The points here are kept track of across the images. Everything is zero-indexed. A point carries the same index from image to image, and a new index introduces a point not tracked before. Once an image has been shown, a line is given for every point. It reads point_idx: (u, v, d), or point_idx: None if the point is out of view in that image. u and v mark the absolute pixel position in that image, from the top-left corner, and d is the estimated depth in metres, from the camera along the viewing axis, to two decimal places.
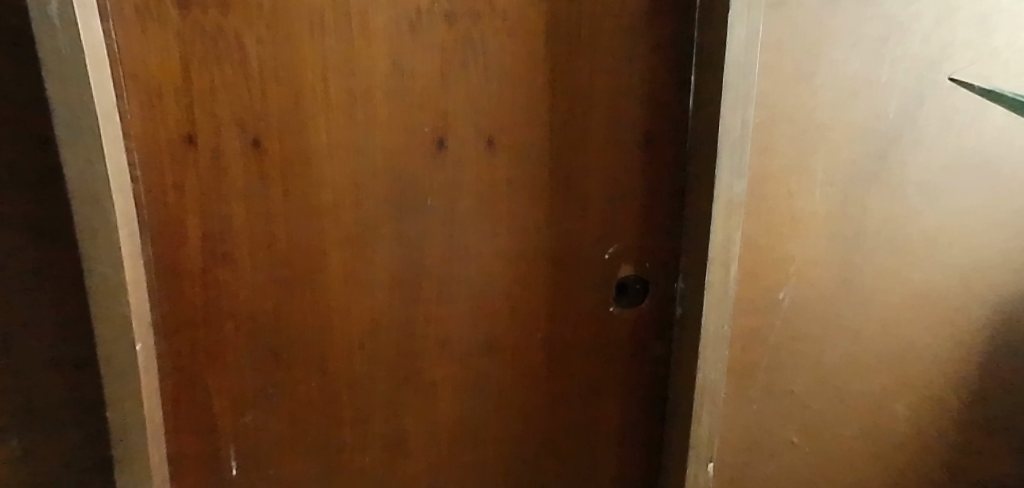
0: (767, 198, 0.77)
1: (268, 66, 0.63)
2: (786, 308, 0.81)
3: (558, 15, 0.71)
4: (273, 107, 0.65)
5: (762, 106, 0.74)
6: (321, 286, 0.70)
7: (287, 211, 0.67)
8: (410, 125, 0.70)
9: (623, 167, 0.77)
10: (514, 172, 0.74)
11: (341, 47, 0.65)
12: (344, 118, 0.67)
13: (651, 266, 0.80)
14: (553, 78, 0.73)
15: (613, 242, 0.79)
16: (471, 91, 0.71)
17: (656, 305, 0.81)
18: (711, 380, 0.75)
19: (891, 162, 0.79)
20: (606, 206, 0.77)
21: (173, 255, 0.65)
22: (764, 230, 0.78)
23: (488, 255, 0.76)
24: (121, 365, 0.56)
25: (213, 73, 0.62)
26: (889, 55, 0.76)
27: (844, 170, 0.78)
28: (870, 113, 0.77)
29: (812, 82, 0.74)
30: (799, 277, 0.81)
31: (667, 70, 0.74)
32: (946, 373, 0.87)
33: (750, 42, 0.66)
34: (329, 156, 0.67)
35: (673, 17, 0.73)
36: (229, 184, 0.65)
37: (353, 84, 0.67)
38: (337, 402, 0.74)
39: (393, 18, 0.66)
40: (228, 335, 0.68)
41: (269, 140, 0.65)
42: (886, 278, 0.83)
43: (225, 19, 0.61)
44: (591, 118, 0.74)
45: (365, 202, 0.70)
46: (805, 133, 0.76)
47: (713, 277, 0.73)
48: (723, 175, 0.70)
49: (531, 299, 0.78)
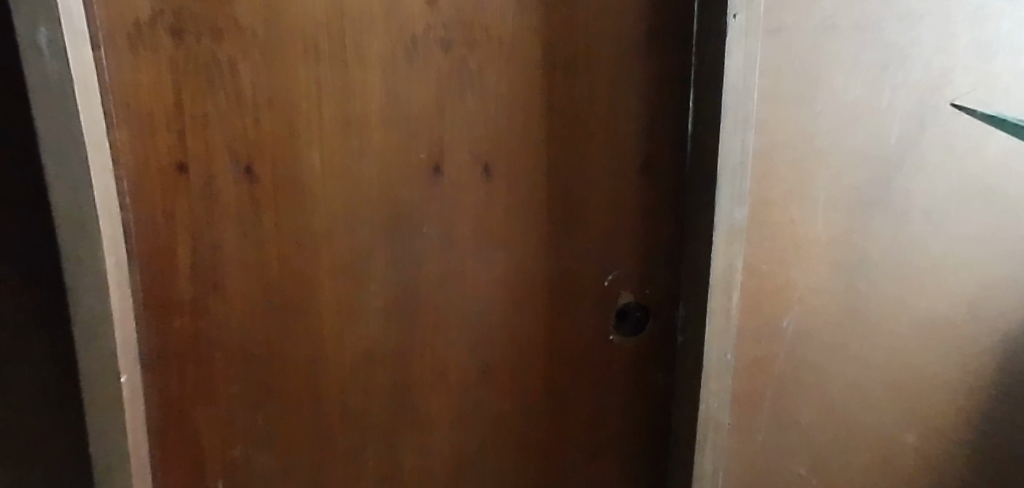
0: (770, 226, 0.75)
1: (262, 93, 0.63)
2: (790, 337, 0.79)
3: (553, 42, 0.71)
4: (267, 134, 0.64)
5: (762, 132, 0.72)
6: (315, 316, 0.69)
7: (280, 239, 0.66)
8: (404, 151, 0.69)
9: (622, 194, 0.76)
10: (510, 199, 0.73)
11: (335, 74, 0.65)
12: (339, 146, 0.66)
13: (651, 293, 0.78)
14: (550, 105, 0.72)
15: (612, 269, 0.77)
16: (467, 117, 0.70)
17: (656, 333, 0.79)
18: (715, 410, 0.74)
19: (895, 188, 0.77)
20: (604, 233, 0.76)
21: (163, 283, 0.64)
22: (768, 258, 0.76)
23: (485, 284, 0.75)
24: (107, 398, 0.55)
25: (206, 102, 0.62)
26: (889, 81, 0.75)
27: (847, 196, 0.77)
28: (873, 139, 0.76)
29: (813, 108, 0.73)
30: (803, 305, 0.79)
31: (666, 96, 0.74)
32: (957, 402, 0.85)
33: (748, 68, 0.66)
34: (323, 184, 0.67)
35: (670, 44, 0.72)
36: (221, 213, 0.64)
37: (348, 111, 0.66)
38: (330, 433, 0.72)
39: (389, 46, 0.66)
40: (219, 366, 0.67)
41: (262, 169, 0.64)
42: (892, 306, 0.81)
43: (220, 48, 0.61)
44: (589, 143, 0.74)
45: (358, 229, 0.69)
46: (807, 159, 0.74)
47: (714, 304, 0.71)
48: (723, 201, 0.68)
49: (528, 327, 0.77)
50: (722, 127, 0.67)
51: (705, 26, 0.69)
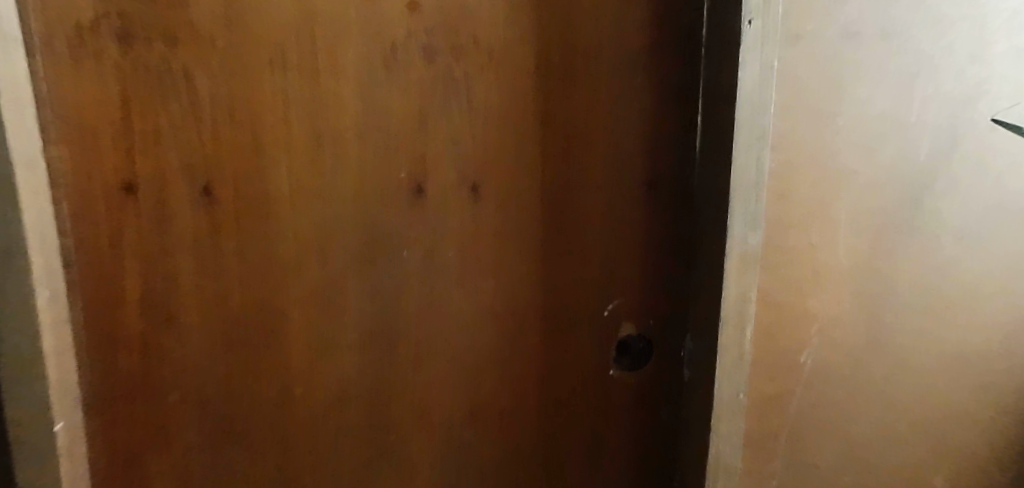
0: (787, 251, 0.68)
1: (223, 105, 0.57)
2: (808, 373, 0.72)
3: (548, 50, 0.64)
4: (228, 151, 0.58)
5: (778, 149, 0.65)
6: (281, 353, 0.62)
7: (243, 267, 0.60)
8: (384, 168, 0.62)
9: (623, 216, 0.69)
10: (501, 221, 0.67)
11: (305, 84, 0.59)
12: (310, 163, 0.60)
13: (655, 324, 0.72)
14: (544, 118, 0.65)
15: (612, 297, 0.71)
16: (452, 132, 0.64)
17: (660, 367, 0.73)
18: (726, 454, 0.67)
19: (924, 210, 0.70)
20: (604, 259, 0.70)
21: (109, 317, 0.57)
22: (784, 286, 0.69)
23: (473, 314, 0.68)
24: (38, 451, 0.49)
25: (158, 114, 0.55)
26: (919, 93, 0.68)
27: (871, 218, 0.70)
28: (900, 156, 0.69)
29: (835, 122, 0.66)
30: (822, 338, 0.72)
31: (672, 110, 0.67)
32: (990, 442, 0.77)
33: (765, 80, 0.59)
34: (292, 205, 0.60)
35: (676, 52, 0.66)
36: (176, 237, 0.58)
37: (320, 125, 0.60)
38: (299, 480, 0.66)
39: (366, 54, 0.60)
40: (173, 408, 0.60)
41: (223, 189, 0.58)
42: (919, 338, 0.74)
43: (174, 55, 0.55)
44: (587, 160, 0.67)
45: (331, 255, 0.62)
46: (828, 178, 0.68)
47: (726, 340, 0.65)
48: (736, 226, 0.62)
49: (520, 362, 0.70)
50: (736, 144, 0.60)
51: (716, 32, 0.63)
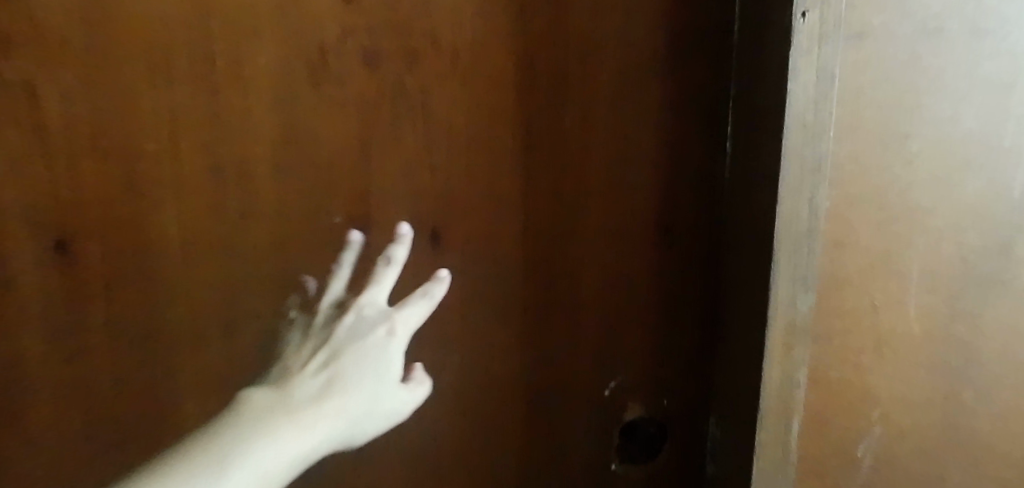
0: (843, 315, 0.53)
1: (92, 123, 0.51)
2: (868, 468, 0.56)
3: (534, 56, 0.52)
4: (91, 180, 0.52)
5: (836, 184, 0.50)
6: (232, 380, 0.58)
7: (110, 313, 0.55)
8: (311, 208, 0.54)
9: (626, 262, 0.58)
10: (473, 269, 0.56)
11: (197, 100, 0.51)
12: (211, 196, 0.54)
13: (671, 404, 0.61)
14: (529, 144, 0.54)
15: (615, 362, 0.60)
16: (399, 160, 0.54)
17: (678, 456, 0.62)
18: None
19: (1018, 260, 0.54)
20: (606, 300, 0.58)
21: None
22: (839, 360, 0.53)
23: (444, 379, 0.58)
24: None
25: (7, 133, 0.50)
26: (1015, 111, 0.52)
27: (950, 271, 0.54)
28: (989, 192, 0.53)
29: (908, 147, 0.50)
30: (887, 425, 0.56)
31: (695, 136, 0.56)
32: None
33: (823, 96, 0.46)
34: (168, 245, 0.54)
35: (700, 62, 0.54)
36: (23, 278, 0.53)
37: (220, 153, 0.53)
38: None
39: (324, 53, 0.51)
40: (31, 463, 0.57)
41: (75, 230, 0.53)
42: (1009, 422, 0.58)
43: (23, 62, 0.49)
44: (585, 195, 0.56)
45: (217, 299, 0.56)
46: (897, 222, 0.52)
47: (766, 433, 0.52)
48: (782, 285, 0.49)
49: (498, 444, 0.61)
50: (783, 178, 0.47)
51: (758, 31, 0.50)
